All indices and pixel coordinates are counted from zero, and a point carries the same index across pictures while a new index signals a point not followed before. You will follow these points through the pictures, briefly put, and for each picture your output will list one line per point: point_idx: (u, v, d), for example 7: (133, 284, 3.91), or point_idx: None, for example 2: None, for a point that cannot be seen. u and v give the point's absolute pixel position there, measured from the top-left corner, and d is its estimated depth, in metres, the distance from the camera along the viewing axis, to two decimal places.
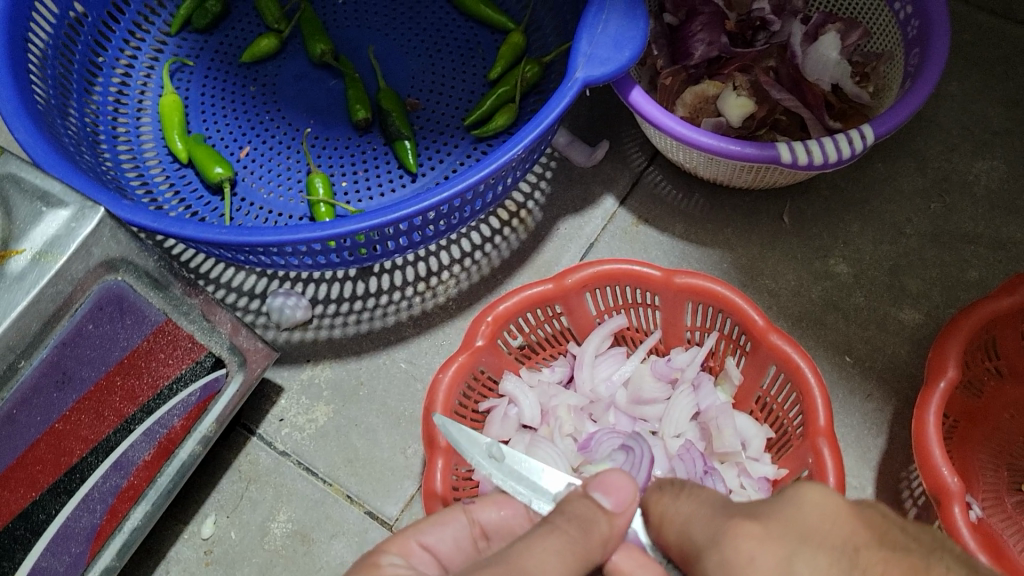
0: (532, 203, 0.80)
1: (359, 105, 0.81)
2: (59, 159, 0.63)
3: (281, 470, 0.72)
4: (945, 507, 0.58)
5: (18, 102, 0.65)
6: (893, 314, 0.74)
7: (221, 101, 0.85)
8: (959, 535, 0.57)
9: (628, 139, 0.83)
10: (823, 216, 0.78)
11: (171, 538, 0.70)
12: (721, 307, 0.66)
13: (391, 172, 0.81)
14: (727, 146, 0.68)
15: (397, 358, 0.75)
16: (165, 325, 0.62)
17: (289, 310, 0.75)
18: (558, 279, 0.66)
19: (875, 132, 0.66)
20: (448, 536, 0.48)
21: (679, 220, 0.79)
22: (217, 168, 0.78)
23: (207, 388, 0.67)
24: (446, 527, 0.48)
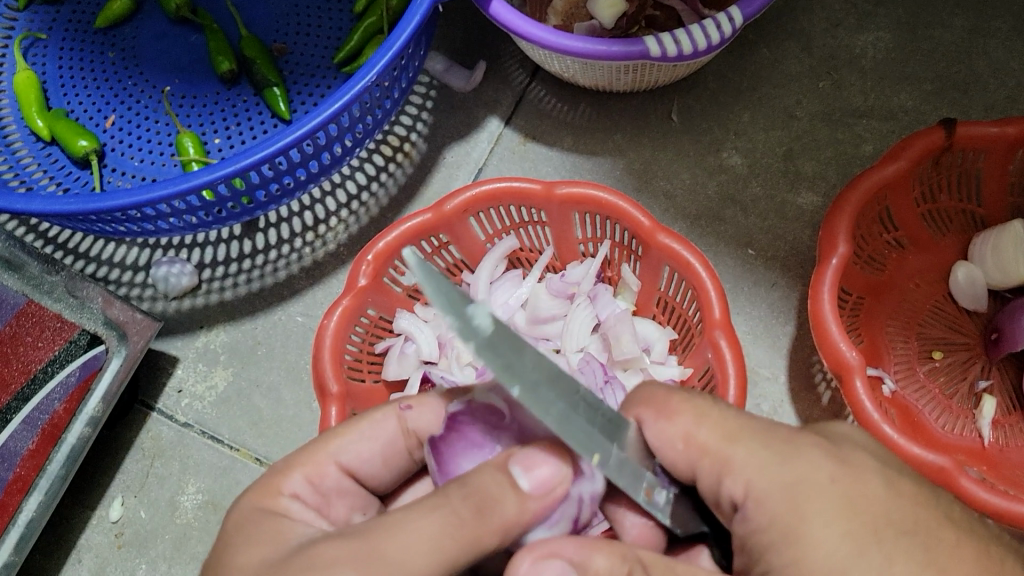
0: (415, 134, 0.77)
1: (221, 57, 0.77)
2: None
3: (185, 441, 0.69)
4: (846, 380, 0.57)
5: None
6: (791, 200, 0.72)
7: (81, 72, 0.80)
8: (863, 407, 0.56)
9: (507, 57, 0.79)
10: (712, 110, 0.76)
11: (80, 526, 0.67)
12: (607, 213, 0.64)
13: (265, 122, 0.78)
14: (595, 46, 0.65)
15: (293, 313, 0.73)
16: (28, 307, 0.62)
17: (174, 278, 0.72)
18: (436, 207, 0.63)
19: (742, 14, 0.64)
20: (374, 455, 0.47)
21: (567, 133, 0.77)
22: (81, 140, 0.74)
23: (87, 367, 0.62)
24: (372, 445, 0.47)
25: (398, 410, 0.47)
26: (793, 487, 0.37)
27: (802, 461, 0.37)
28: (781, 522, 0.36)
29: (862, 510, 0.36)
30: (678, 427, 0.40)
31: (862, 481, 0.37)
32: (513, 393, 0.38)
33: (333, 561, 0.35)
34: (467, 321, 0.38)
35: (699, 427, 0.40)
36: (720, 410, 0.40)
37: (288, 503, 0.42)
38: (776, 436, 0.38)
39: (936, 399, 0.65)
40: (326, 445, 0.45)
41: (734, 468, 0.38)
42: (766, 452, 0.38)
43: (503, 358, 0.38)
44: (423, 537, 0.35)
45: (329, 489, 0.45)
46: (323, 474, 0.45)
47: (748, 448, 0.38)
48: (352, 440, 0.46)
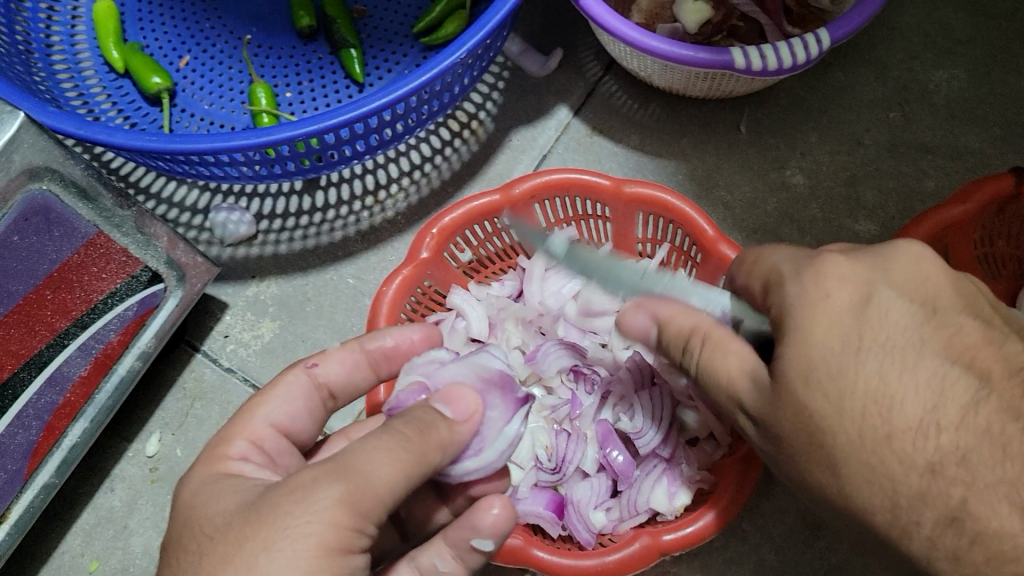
0: (484, 113, 0.78)
1: (303, 12, 0.77)
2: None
3: (227, 386, 0.71)
4: None
5: None
6: (848, 226, 0.73)
7: (160, 8, 0.80)
8: None
9: (583, 47, 0.80)
10: (780, 126, 0.76)
11: (115, 456, 0.69)
12: (671, 217, 0.65)
13: (338, 82, 0.78)
14: (680, 52, 0.66)
15: (345, 274, 0.74)
16: (96, 238, 0.60)
17: (232, 225, 0.73)
18: (504, 189, 0.64)
19: (831, 36, 0.64)
20: (298, 410, 0.50)
21: (634, 131, 0.77)
22: (155, 78, 0.75)
23: (144, 303, 0.64)
24: (292, 406, 0.49)
25: (305, 368, 0.51)
26: (798, 303, 0.39)
27: (811, 274, 0.40)
28: (777, 325, 0.40)
29: (849, 320, 0.38)
30: (735, 264, 0.44)
31: (863, 294, 0.39)
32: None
33: (315, 481, 0.37)
34: None
35: (754, 265, 0.44)
36: (775, 250, 0.43)
37: (238, 468, 0.43)
38: (804, 257, 0.41)
39: None
40: (250, 410, 0.48)
41: (767, 286, 0.42)
42: (789, 269, 0.41)
43: None
44: (387, 453, 0.38)
45: (271, 446, 0.47)
46: (260, 437, 0.47)
47: (777, 271, 0.41)
48: (272, 402, 0.49)
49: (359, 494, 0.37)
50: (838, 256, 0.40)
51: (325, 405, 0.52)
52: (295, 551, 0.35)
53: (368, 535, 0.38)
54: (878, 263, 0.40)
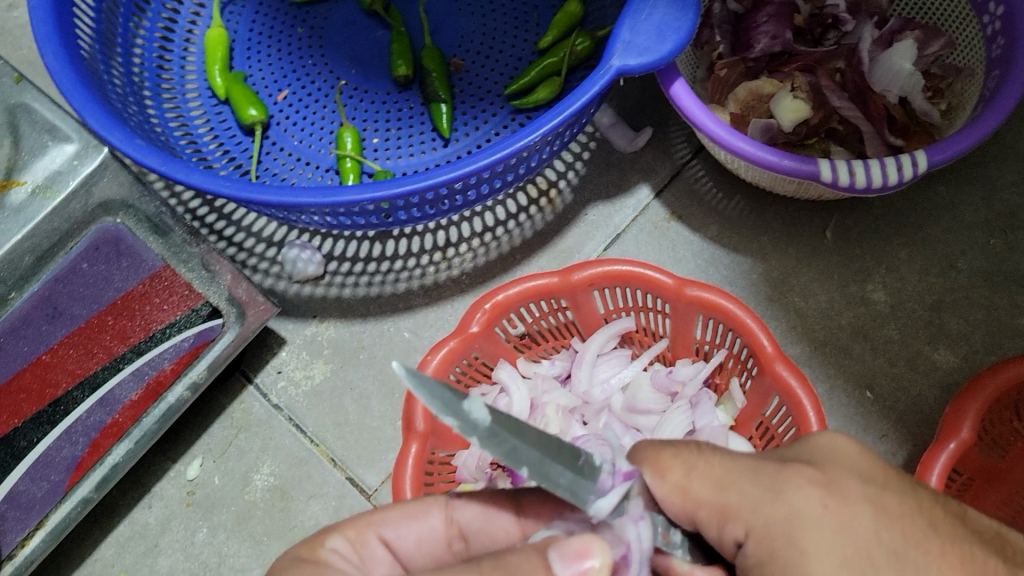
0: (565, 182, 0.77)
1: (400, 61, 0.79)
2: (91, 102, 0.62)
3: (272, 423, 0.72)
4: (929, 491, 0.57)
5: (57, 34, 0.65)
6: (926, 353, 0.69)
7: (269, 40, 0.83)
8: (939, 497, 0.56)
9: (675, 127, 0.78)
10: (869, 237, 0.73)
11: (158, 474, 0.71)
12: (731, 325, 0.62)
13: (425, 133, 0.79)
14: (766, 156, 0.63)
15: (402, 327, 0.74)
16: (162, 270, 0.63)
17: (301, 263, 0.74)
18: (564, 273, 0.63)
19: (928, 160, 0.61)
20: (412, 534, 0.45)
21: (714, 221, 0.75)
22: (251, 110, 0.77)
23: (201, 336, 0.64)
24: (414, 528, 0.45)
25: (444, 503, 0.45)
26: (789, 520, 0.38)
27: (794, 494, 0.39)
28: (782, 552, 0.38)
29: (854, 534, 0.37)
30: (672, 481, 0.41)
31: (853, 506, 0.38)
32: (522, 474, 0.37)
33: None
34: (465, 414, 0.36)
35: (691, 478, 0.41)
36: (708, 459, 0.41)
37: (327, 556, 0.41)
38: (764, 474, 0.40)
39: None
40: (368, 515, 0.44)
41: (732, 513, 0.40)
42: (756, 491, 0.39)
43: (505, 445, 0.37)
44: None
45: (366, 559, 0.43)
46: (363, 543, 0.43)
47: (740, 492, 0.40)
48: (396, 518, 0.45)
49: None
50: (802, 469, 0.40)
51: (452, 546, 0.46)
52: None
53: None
54: (831, 466, 0.40)
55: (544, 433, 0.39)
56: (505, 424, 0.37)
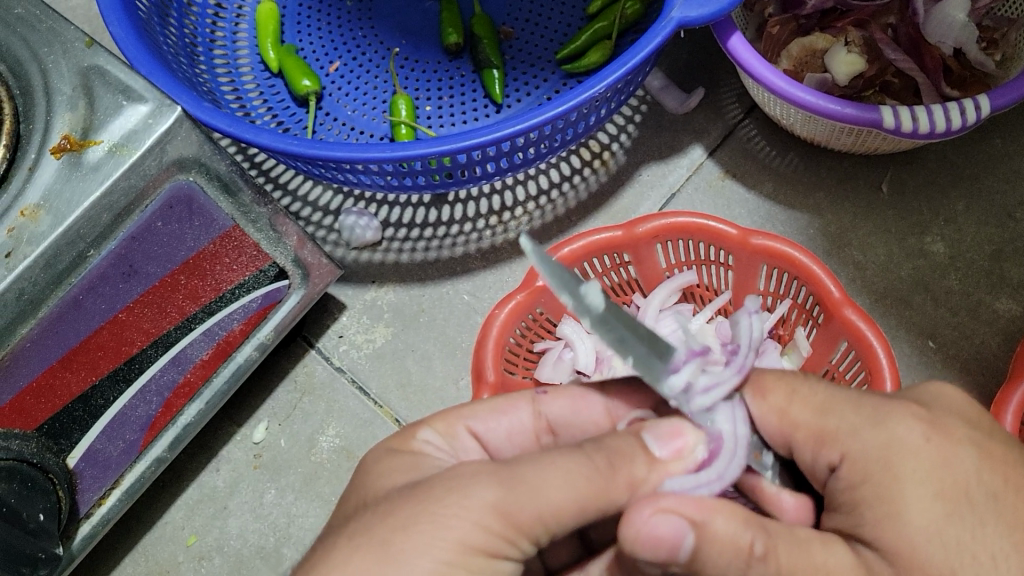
0: (617, 145, 0.78)
1: (451, 29, 0.79)
2: (158, 68, 0.63)
3: (335, 385, 0.73)
4: None
5: (120, 6, 0.66)
6: (987, 303, 0.69)
7: (318, 13, 0.83)
8: None
9: (726, 88, 0.78)
10: (926, 190, 0.73)
11: (224, 438, 0.72)
12: (796, 274, 0.63)
13: (477, 100, 0.80)
14: (827, 105, 0.64)
15: (460, 290, 0.75)
16: (232, 231, 0.63)
17: (359, 229, 0.75)
18: (628, 226, 0.64)
19: (991, 104, 0.61)
20: (503, 428, 0.49)
21: (769, 178, 0.75)
22: (305, 81, 0.77)
23: (268, 297, 0.68)
24: (502, 421, 0.48)
25: (532, 395, 0.50)
26: (886, 449, 0.39)
27: (895, 424, 0.39)
28: (875, 479, 0.38)
29: (954, 469, 0.38)
30: (772, 403, 0.44)
31: (957, 447, 0.38)
32: (628, 363, 0.41)
33: (474, 480, 0.37)
34: (581, 297, 0.41)
35: (792, 402, 0.43)
36: (811, 386, 0.43)
37: (421, 447, 0.44)
38: (867, 404, 0.41)
39: None
40: (457, 410, 0.47)
41: (830, 437, 0.41)
42: (857, 417, 0.40)
43: (615, 334, 0.41)
44: (563, 475, 0.37)
45: (459, 447, 0.46)
46: (454, 434, 0.46)
47: (840, 417, 0.41)
48: (486, 412, 0.48)
49: (514, 506, 0.36)
50: (909, 407, 0.40)
51: (539, 439, 0.50)
52: (433, 539, 0.35)
53: (518, 550, 0.38)
54: (939, 411, 0.40)
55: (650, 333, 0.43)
56: (615, 314, 0.42)
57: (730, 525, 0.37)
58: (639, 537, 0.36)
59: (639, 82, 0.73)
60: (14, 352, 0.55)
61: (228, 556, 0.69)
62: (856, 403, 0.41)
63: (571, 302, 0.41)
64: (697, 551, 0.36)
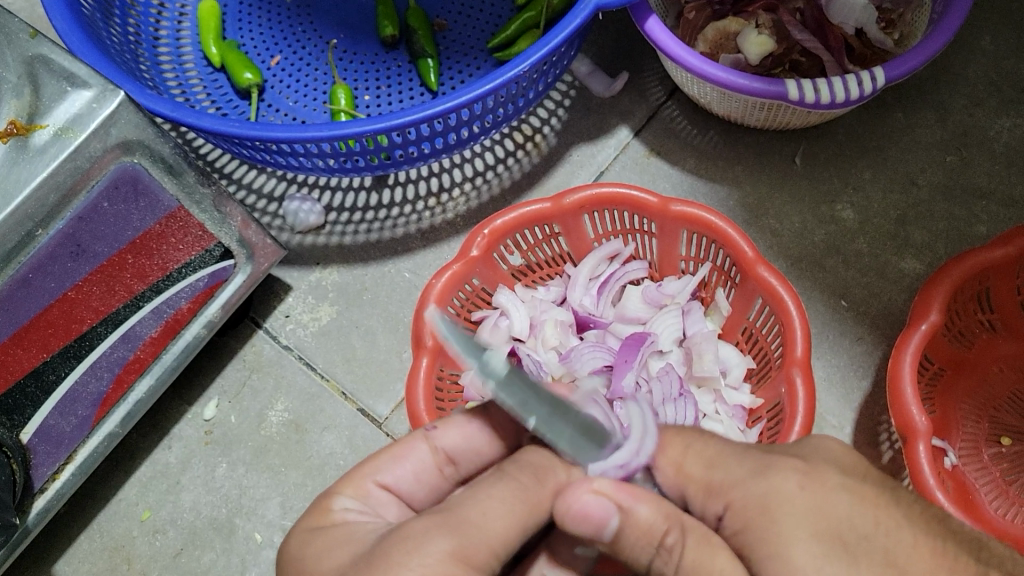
0: (548, 128, 0.82)
1: (387, 22, 0.83)
2: (101, 58, 0.66)
3: (283, 362, 0.76)
4: (902, 406, 0.60)
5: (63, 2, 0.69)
6: (893, 263, 0.74)
7: (259, 10, 0.86)
8: (909, 408, 0.60)
9: (649, 72, 0.83)
10: (836, 161, 0.78)
11: (176, 417, 0.74)
12: (714, 238, 0.67)
13: (413, 89, 0.83)
14: (737, 79, 0.69)
15: (402, 269, 0.78)
16: (177, 211, 0.65)
17: (302, 214, 0.78)
18: (555, 199, 0.67)
19: (886, 75, 0.66)
20: (409, 474, 0.46)
21: (691, 155, 0.80)
22: (247, 73, 0.80)
23: (215, 276, 0.71)
24: (405, 465, 0.46)
25: (423, 433, 0.46)
26: (766, 497, 0.38)
27: (775, 473, 0.39)
28: (757, 526, 0.38)
29: (829, 516, 0.37)
30: (670, 457, 0.42)
31: (831, 493, 0.38)
32: (531, 425, 0.40)
33: (432, 529, 0.37)
34: (485, 363, 0.38)
35: (686, 456, 0.41)
36: (705, 441, 0.42)
37: (342, 517, 0.42)
38: (750, 457, 0.40)
39: (995, 481, 0.67)
40: (360, 469, 0.45)
41: (715, 488, 0.40)
42: (741, 468, 0.39)
43: (520, 397, 0.39)
44: (500, 503, 0.38)
45: (377, 504, 0.44)
46: (366, 493, 0.44)
47: (725, 469, 0.40)
48: (390, 460, 0.46)
49: (469, 547, 0.36)
50: (787, 459, 0.40)
51: (443, 471, 0.47)
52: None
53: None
54: None
55: (556, 396, 0.42)
56: (518, 376, 0.40)
57: (652, 514, 0.38)
58: (571, 513, 0.38)
59: (570, 57, 0.77)
60: None
61: (182, 528, 0.71)
62: (740, 454, 0.40)
63: (475, 364, 0.38)
64: (623, 530, 0.38)
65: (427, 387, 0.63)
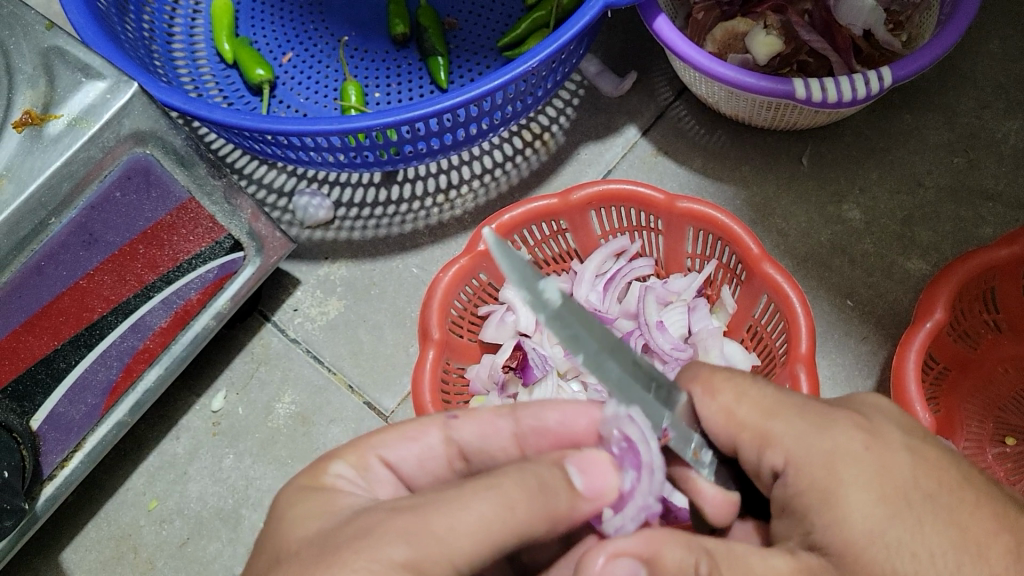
0: (557, 126, 0.82)
1: (397, 20, 0.83)
2: (114, 51, 0.67)
3: (290, 355, 0.76)
4: (906, 403, 0.60)
5: None
6: (900, 263, 0.74)
7: (271, 8, 0.87)
8: (913, 406, 0.60)
9: (657, 72, 0.83)
10: (843, 162, 0.78)
11: (184, 408, 0.75)
12: (720, 235, 0.67)
13: (424, 87, 0.84)
14: (745, 78, 0.69)
15: (410, 264, 0.78)
16: (189, 203, 0.65)
17: (312, 209, 0.79)
18: (563, 195, 0.68)
19: (893, 75, 0.66)
20: (415, 456, 0.44)
21: (699, 155, 0.80)
22: (258, 70, 0.81)
23: (225, 268, 0.71)
24: (413, 446, 0.44)
25: (443, 420, 0.45)
26: (831, 455, 0.39)
27: (838, 430, 0.40)
28: (824, 483, 0.39)
29: (894, 477, 0.38)
30: (721, 401, 0.43)
31: (894, 453, 0.39)
32: (580, 361, 0.40)
33: (384, 539, 0.34)
34: (540, 295, 0.39)
35: (740, 402, 0.42)
36: (760, 388, 0.42)
37: (333, 483, 0.40)
38: (813, 410, 0.41)
39: (998, 481, 0.67)
40: (367, 438, 0.43)
41: (773, 440, 0.41)
42: (803, 421, 0.40)
43: (571, 332, 0.40)
44: (477, 516, 0.34)
45: (374, 481, 0.42)
46: (366, 467, 0.42)
47: (786, 420, 0.41)
48: (395, 439, 0.44)
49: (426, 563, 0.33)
50: (849, 415, 0.41)
51: (453, 466, 0.45)
52: None
53: None
54: None
55: (609, 333, 0.42)
56: (573, 308, 0.40)
57: (678, 555, 0.37)
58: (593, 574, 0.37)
59: (579, 56, 0.78)
60: None
61: (188, 519, 0.72)
62: (800, 407, 0.41)
63: (527, 295, 0.39)
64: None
65: (434, 379, 0.64)
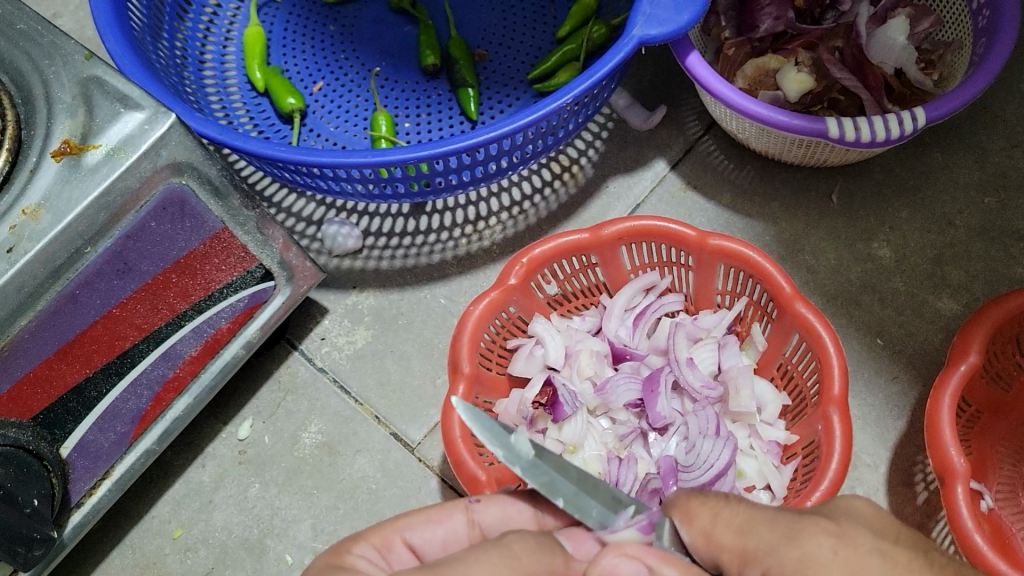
0: (585, 159, 0.82)
1: (429, 51, 0.84)
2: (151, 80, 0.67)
3: (317, 384, 0.76)
4: (940, 448, 0.60)
5: (116, 24, 0.70)
6: (930, 302, 0.74)
7: (303, 36, 0.88)
8: (948, 451, 0.59)
9: (687, 106, 0.84)
10: (873, 200, 0.78)
11: (210, 435, 0.75)
12: (752, 273, 0.67)
13: (453, 118, 0.84)
14: (778, 116, 0.69)
15: (438, 294, 0.78)
16: (222, 232, 0.65)
17: (341, 238, 0.79)
18: (594, 229, 0.68)
19: (927, 115, 0.66)
20: (438, 538, 0.47)
21: (728, 190, 0.80)
22: (290, 98, 0.82)
23: (255, 297, 0.72)
24: (436, 529, 0.47)
25: (465, 504, 0.48)
26: (803, 564, 0.39)
27: (808, 540, 0.40)
28: None
29: None
30: (698, 526, 0.43)
31: (865, 557, 0.39)
32: (559, 503, 0.44)
33: None
34: (512, 446, 0.44)
35: (716, 524, 0.42)
36: (733, 507, 0.43)
37: (355, 562, 0.43)
38: (782, 520, 0.41)
39: None
40: (393, 522, 0.46)
41: (751, 557, 0.41)
42: (773, 534, 0.40)
43: (545, 477, 0.44)
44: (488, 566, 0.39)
45: (394, 560, 0.45)
46: (390, 547, 0.45)
47: (759, 536, 0.41)
48: (421, 522, 0.47)
49: None
50: (819, 522, 0.41)
51: (474, 548, 0.48)
52: None
53: None
54: None
55: (584, 475, 0.46)
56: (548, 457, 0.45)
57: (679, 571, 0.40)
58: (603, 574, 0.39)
59: (610, 90, 0.78)
60: (16, 341, 0.57)
61: (213, 548, 0.72)
62: (772, 517, 0.41)
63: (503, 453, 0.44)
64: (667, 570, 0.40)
65: (464, 413, 0.63)
